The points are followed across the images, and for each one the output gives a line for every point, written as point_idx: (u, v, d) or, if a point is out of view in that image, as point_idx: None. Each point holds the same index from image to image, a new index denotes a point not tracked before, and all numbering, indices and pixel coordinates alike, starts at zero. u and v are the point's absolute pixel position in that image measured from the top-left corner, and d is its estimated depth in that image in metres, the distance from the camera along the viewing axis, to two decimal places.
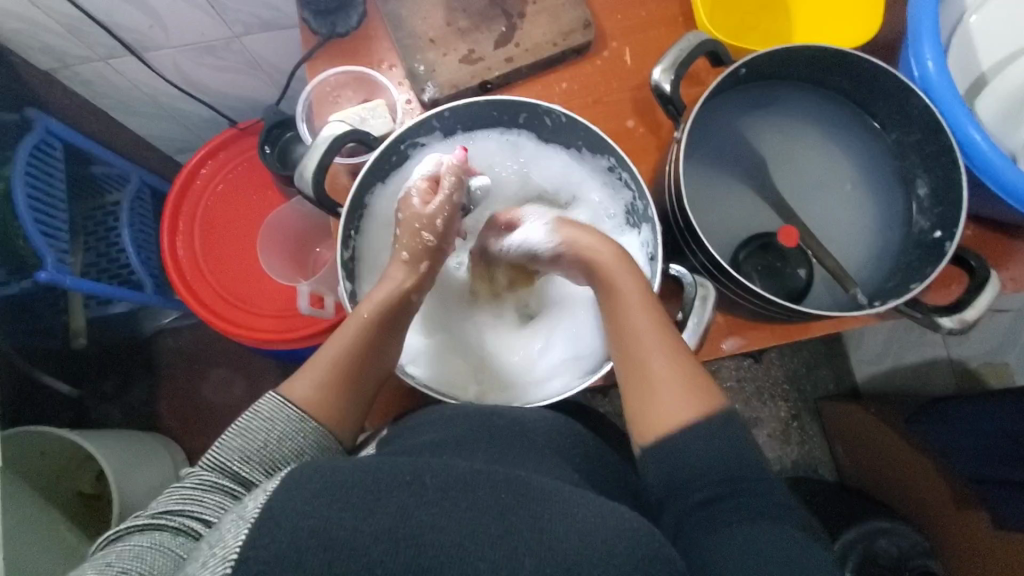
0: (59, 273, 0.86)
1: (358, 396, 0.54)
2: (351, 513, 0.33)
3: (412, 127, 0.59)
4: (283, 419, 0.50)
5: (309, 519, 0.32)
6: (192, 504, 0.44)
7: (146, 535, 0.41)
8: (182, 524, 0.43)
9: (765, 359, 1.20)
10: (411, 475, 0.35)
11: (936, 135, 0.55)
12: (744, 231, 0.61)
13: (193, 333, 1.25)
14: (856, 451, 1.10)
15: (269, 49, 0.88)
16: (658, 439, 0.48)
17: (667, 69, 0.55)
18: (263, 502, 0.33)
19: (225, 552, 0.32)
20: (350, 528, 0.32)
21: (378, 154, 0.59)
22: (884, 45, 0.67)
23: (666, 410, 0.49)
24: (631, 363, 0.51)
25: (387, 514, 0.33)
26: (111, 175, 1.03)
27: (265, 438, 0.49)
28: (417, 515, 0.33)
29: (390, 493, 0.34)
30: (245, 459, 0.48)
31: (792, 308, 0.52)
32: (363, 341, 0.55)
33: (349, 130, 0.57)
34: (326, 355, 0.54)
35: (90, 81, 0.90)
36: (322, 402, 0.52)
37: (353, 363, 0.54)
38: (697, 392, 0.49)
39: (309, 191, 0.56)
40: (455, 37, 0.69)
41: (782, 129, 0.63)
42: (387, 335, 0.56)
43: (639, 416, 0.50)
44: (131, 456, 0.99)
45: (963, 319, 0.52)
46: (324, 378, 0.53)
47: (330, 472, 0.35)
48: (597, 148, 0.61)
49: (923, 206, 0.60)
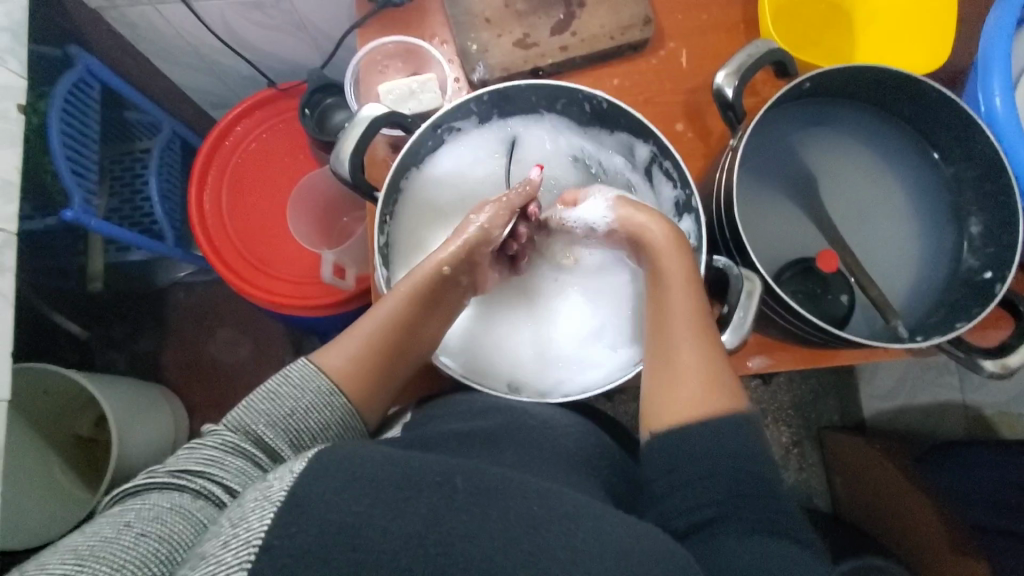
0: (86, 214, 0.86)
1: (389, 377, 0.54)
2: (383, 512, 0.31)
3: (450, 110, 0.58)
4: (313, 390, 0.49)
5: (334, 513, 0.31)
6: (211, 467, 0.43)
7: (167, 494, 0.41)
8: (202, 486, 0.42)
9: (774, 382, 1.18)
10: (442, 477, 0.34)
11: (998, 174, 0.54)
12: (787, 251, 0.60)
13: (207, 289, 1.24)
14: (856, 485, 1.08)
15: (318, 12, 0.87)
16: (665, 427, 0.47)
17: (731, 74, 0.53)
18: (288, 486, 0.32)
19: (248, 536, 0.31)
20: (380, 527, 0.31)
21: (413, 137, 0.57)
22: (949, 77, 0.66)
23: (683, 402, 0.47)
24: (660, 351, 0.50)
25: (416, 516, 0.32)
26: (143, 123, 1.02)
27: (291, 407, 0.48)
28: (447, 523, 0.32)
29: (421, 494, 0.33)
30: (269, 423, 0.47)
31: (832, 333, 0.50)
32: (399, 321, 0.54)
33: (389, 112, 0.55)
34: (359, 330, 0.53)
35: (137, 25, 0.89)
36: (353, 377, 0.51)
37: (385, 341, 0.53)
38: (718, 394, 0.47)
39: (346, 173, 0.54)
40: (511, 19, 0.67)
41: (837, 150, 0.62)
42: (423, 317, 0.55)
43: (654, 401, 0.49)
44: (132, 406, 0.98)
45: (1006, 365, 0.50)
46: (356, 352, 0.52)
47: (352, 463, 0.34)
48: (639, 137, 0.59)
49: (974, 244, 0.58)
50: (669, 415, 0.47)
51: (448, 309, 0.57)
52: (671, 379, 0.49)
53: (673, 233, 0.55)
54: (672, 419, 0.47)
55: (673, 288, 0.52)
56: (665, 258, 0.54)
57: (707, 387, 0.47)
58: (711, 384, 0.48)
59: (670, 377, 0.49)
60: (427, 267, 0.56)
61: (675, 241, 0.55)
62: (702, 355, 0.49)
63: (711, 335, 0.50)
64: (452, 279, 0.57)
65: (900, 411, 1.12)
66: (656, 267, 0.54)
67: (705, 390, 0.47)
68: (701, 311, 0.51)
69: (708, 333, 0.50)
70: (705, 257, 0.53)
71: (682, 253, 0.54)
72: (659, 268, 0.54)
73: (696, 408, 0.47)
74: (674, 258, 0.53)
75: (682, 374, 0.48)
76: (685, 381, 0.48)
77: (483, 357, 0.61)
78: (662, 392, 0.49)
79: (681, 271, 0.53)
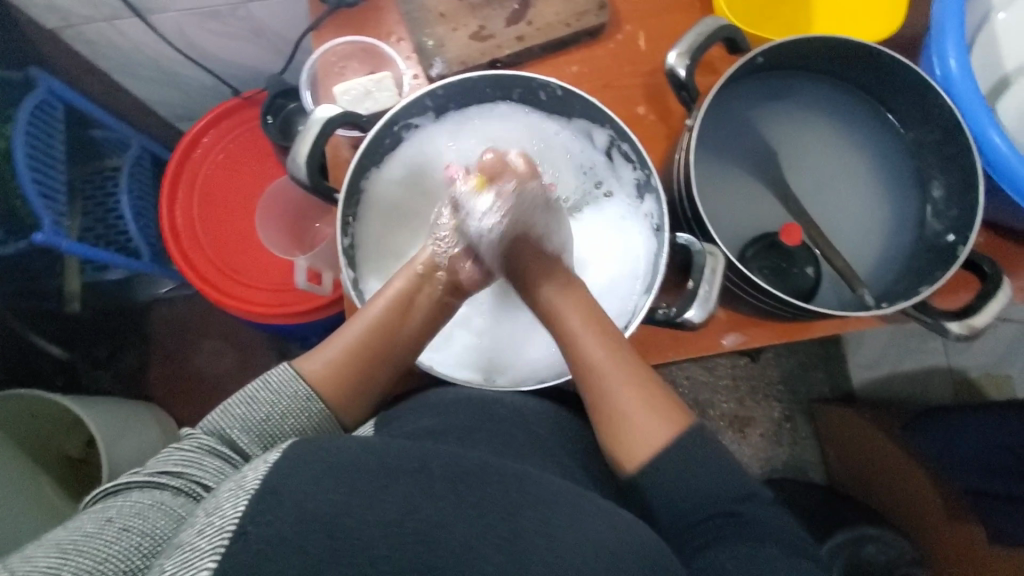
0: (56, 236, 0.85)
1: (370, 380, 0.53)
2: (356, 497, 0.31)
3: (405, 106, 0.57)
4: (292, 394, 0.49)
5: (307, 498, 0.30)
6: (191, 466, 0.43)
7: (146, 493, 0.41)
8: (182, 485, 0.42)
9: (761, 359, 1.17)
10: (419, 463, 0.34)
11: (956, 137, 0.54)
12: (753, 227, 0.60)
13: (188, 304, 1.23)
14: (847, 455, 1.08)
15: (275, 18, 0.86)
16: (638, 463, 0.48)
17: (683, 53, 0.53)
18: (262, 476, 0.31)
19: (221, 522, 0.30)
20: (358, 515, 0.30)
21: (370, 136, 0.57)
22: (905, 44, 0.66)
23: (643, 435, 0.49)
24: (601, 400, 0.51)
25: (390, 506, 0.31)
26: (110, 140, 1.01)
27: (270, 411, 0.48)
28: (423, 508, 0.32)
29: (396, 481, 0.33)
30: (244, 427, 0.47)
31: (797, 305, 0.50)
32: (376, 324, 0.53)
33: (342, 112, 0.54)
34: (339, 336, 0.53)
35: (94, 42, 0.88)
36: (331, 382, 0.51)
37: (364, 349, 0.53)
38: (666, 414, 0.50)
39: (303, 176, 0.54)
40: (465, 12, 0.67)
41: (798, 124, 0.62)
42: (399, 319, 0.54)
43: (618, 444, 0.50)
44: (118, 424, 0.97)
45: (972, 325, 0.51)
46: (336, 357, 0.52)
47: (325, 457, 0.33)
48: (596, 122, 0.59)
49: (938, 208, 0.58)
50: (639, 450, 0.49)
51: (426, 310, 0.56)
52: (625, 420, 0.50)
53: (564, 282, 0.57)
54: (641, 452, 0.49)
55: (583, 338, 0.53)
56: (562, 314, 0.55)
57: (657, 415, 0.50)
58: (657, 410, 0.50)
59: (619, 423, 0.50)
60: (406, 268, 0.56)
61: (569, 290, 0.56)
62: (639, 385, 0.51)
63: (635, 364, 0.53)
64: (429, 278, 0.56)
65: (887, 380, 1.12)
66: (556, 327, 0.56)
67: (655, 417, 0.50)
68: (619, 351, 0.53)
69: (629, 364, 0.52)
70: (668, 236, 0.53)
71: (580, 302, 0.56)
72: (561, 324, 0.55)
73: (658, 440, 0.48)
74: (576, 307, 0.55)
75: (628, 411, 0.50)
76: (636, 414, 0.50)
77: (466, 354, 0.61)
78: (623, 430, 0.50)
79: (580, 322, 0.54)
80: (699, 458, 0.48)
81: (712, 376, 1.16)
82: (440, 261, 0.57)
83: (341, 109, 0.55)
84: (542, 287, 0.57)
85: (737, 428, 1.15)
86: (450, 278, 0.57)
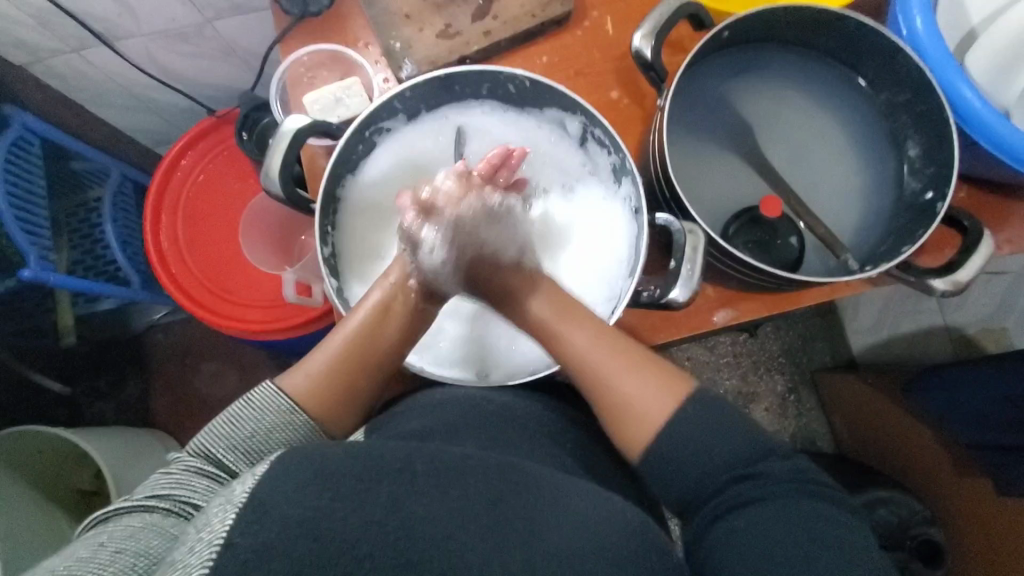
0: (43, 271, 0.84)
1: (356, 391, 0.53)
2: (343, 503, 0.31)
3: (374, 110, 0.57)
4: (275, 409, 0.48)
5: (295, 508, 0.31)
6: (179, 487, 0.43)
7: (137, 516, 0.40)
8: (173, 506, 0.42)
9: (761, 334, 1.17)
10: (402, 463, 0.34)
11: (926, 94, 0.54)
12: (735, 202, 0.60)
13: (184, 328, 1.23)
14: (853, 422, 1.08)
15: (242, 34, 0.86)
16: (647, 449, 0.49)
17: (647, 35, 0.53)
18: (250, 488, 0.32)
19: (212, 535, 0.30)
20: (340, 518, 0.31)
21: (342, 144, 0.57)
22: (872, 5, 0.66)
23: (650, 411, 0.49)
24: (599, 390, 0.52)
25: (377, 506, 0.32)
26: (91, 171, 1.00)
27: (255, 427, 0.47)
28: (407, 506, 0.32)
29: (380, 483, 0.33)
30: (230, 447, 0.47)
31: (781, 275, 0.51)
32: (357, 334, 0.54)
33: (311, 123, 0.54)
34: (321, 350, 0.53)
35: (64, 74, 0.88)
36: (317, 395, 0.51)
37: (347, 357, 0.53)
38: (666, 382, 0.51)
39: (277, 189, 0.54)
40: (430, 11, 0.66)
41: (770, 95, 0.62)
42: (376, 326, 0.54)
43: (628, 430, 0.50)
44: (126, 453, 0.97)
45: (956, 281, 0.51)
46: (319, 370, 0.52)
47: (316, 462, 0.33)
48: (568, 110, 0.59)
49: (915, 167, 0.58)
50: (646, 433, 0.49)
51: (404, 315, 0.56)
52: (628, 403, 0.50)
53: (530, 282, 0.57)
54: (649, 433, 0.49)
55: (563, 331, 0.54)
56: (535, 316, 0.55)
57: (657, 383, 0.50)
58: (658, 377, 0.51)
59: (622, 405, 0.50)
60: (382, 279, 0.57)
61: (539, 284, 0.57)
62: (630, 363, 0.51)
63: (619, 342, 0.53)
64: (403, 286, 0.56)
65: (887, 343, 1.12)
66: (534, 329, 0.56)
67: (655, 389, 0.50)
68: (603, 334, 0.53)
69: (617, 341, 0.53)
70: (646, 217, 0.53)
71: (551, 299, 0.56)
72: (537, 323, 0.55)
73: (665, 411, 0.49)
74: (543, 305, 0.55)
75: (629, 392, 0.50)
76: (636, 393, 0.50)
77: (456, 354, 0.62)
78: (630, 412, 0.50)
79: (555, 315, 0.55)
80: (695, 413, 0.49)
81: (713, 355, 1.16)
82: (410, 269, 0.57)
83: (311, 120, 0.55)
84: (514, 281, 0.57)
85: (743, 404, 1.15)
86: (424, 284, 0.57)
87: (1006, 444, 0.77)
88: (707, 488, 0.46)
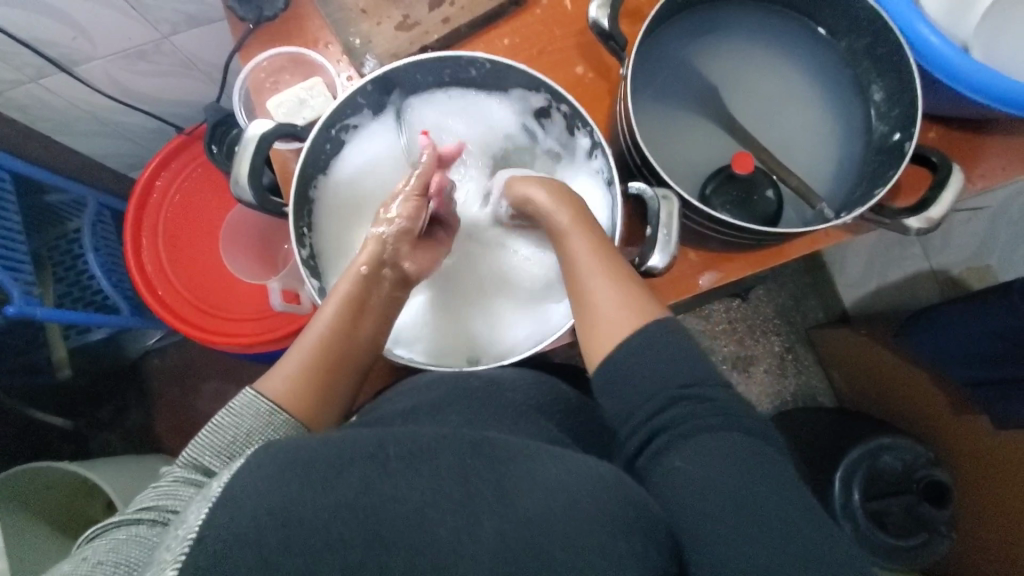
0: (28, 306, 0.83)
1: (333, 388, 0.53)
2: (314, 486, 0.32)
3: (338, 108, 0.57)
4: (255, 414, 0.48)
5: (269, 499, 0.32)
6: (167, 497, 0.42)
7: (122, 530, 0.40)
8: (159, 514, 0.41)
9: (753, 298, 1.18)
10: (376, 447, 0.35)
11: (886, 37, 0.54)
12: (708, 165, 0.60)
13: (179, 351, 1.23)
14: (852, 374, 1.09)
15: (201, 46, 0.85)
16: (604, 361, 0.48)
17: (602, 5, 0.53)
18: (224, 483, 0.32)
19: (185, 532, 0.31)
20: (310, 504, 0.32)
21: (309, 144, 0.57)
22: None
23: (608, 325, 0.49)
24: (577, 297, 0.52)
25: (348, 488, 0.33)
26: (67, 202, 1.00)
27: (234, 433, 0.47)
28: (378, 487, 0.33)
29: (352, 466, 0.34)
30: (214, 452, 0.46)
31: (759, 230, 0.51)
32: (330, 332, 0.53)
33: (275, 125, 0.54)
34: (297, 349, 0.53)
35: (27, 105, 0.87)
36: (295, 397, 0.50)
37: (324, 356, 0.52)
38: (636, 307, 0.49)
39: (248, 195, 0.54)
40: (387, 3, 0.66)
41: (733, 55, 0.62)
42: (351, 323, 0.54)
43: (587, 341, 0.50)
44: (135, 479, 0.97)
45: (930, 218, 0.52)
46: (297, 372, 0.51)
47: (295, 458, 0.34)
48: (532, 87, 0.59)
49: (881, 111, 0.59)
50: (605, 345, 0.48)
51: (380, 309, 0.57)
52: (594, 315, 0.50)
53: (549, 189, 0.57)
54: (608, 347, 0.48)
55: (566, 234, 0.54)
56: (550, 214, 0.56)
57: (626, 305, 0.49)
58: (629, 303, 0.49)
59: (591, 311, 0.50)
60: (349, 271, 0.56)
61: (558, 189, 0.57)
62: (613, 278, 0.51)
63: (614, 258, 0.52)
64: (374, 275, 0.56)
65: (877, 294, 1.12)
66: (548, 224, 0.56)
67: (623, 307, 0.49)
68: (604, 248, 0.52)
69: (611, 260, 0.52)
70: (620, 187, 0.53)
71: (572, 204, 0.56)
72: (551, 226, 0.56)
73: (624, 330, 0.48)
74: (560, 208, 0.56)
75: (597, 306, 0.50)
76: (606, 305, 0.50)
77: (439, 343, 0.62)
78: (593, 326, 0.50)
79: (570, 222, 0.55)
80: (657, 337, 0.47)
81: (709, 324, 1.16)
82: (384, 257, 0.57)
83: (273, 123, 0.55)
84: (539, 197, 0.57)
85: (741, 367, 1.16)
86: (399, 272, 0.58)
87: (1000, 377, 0.77)
88: (637, 416, 0.45)
